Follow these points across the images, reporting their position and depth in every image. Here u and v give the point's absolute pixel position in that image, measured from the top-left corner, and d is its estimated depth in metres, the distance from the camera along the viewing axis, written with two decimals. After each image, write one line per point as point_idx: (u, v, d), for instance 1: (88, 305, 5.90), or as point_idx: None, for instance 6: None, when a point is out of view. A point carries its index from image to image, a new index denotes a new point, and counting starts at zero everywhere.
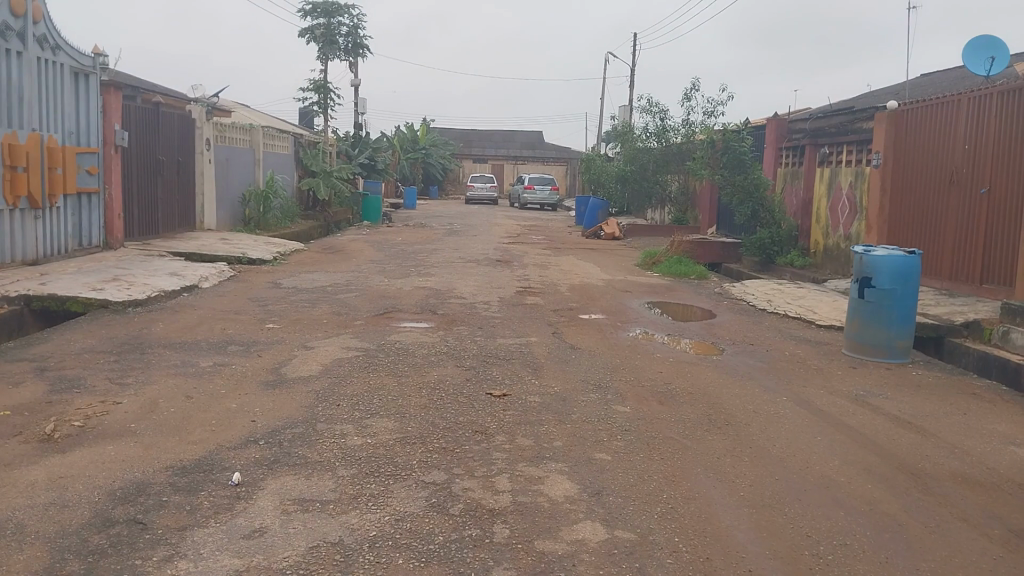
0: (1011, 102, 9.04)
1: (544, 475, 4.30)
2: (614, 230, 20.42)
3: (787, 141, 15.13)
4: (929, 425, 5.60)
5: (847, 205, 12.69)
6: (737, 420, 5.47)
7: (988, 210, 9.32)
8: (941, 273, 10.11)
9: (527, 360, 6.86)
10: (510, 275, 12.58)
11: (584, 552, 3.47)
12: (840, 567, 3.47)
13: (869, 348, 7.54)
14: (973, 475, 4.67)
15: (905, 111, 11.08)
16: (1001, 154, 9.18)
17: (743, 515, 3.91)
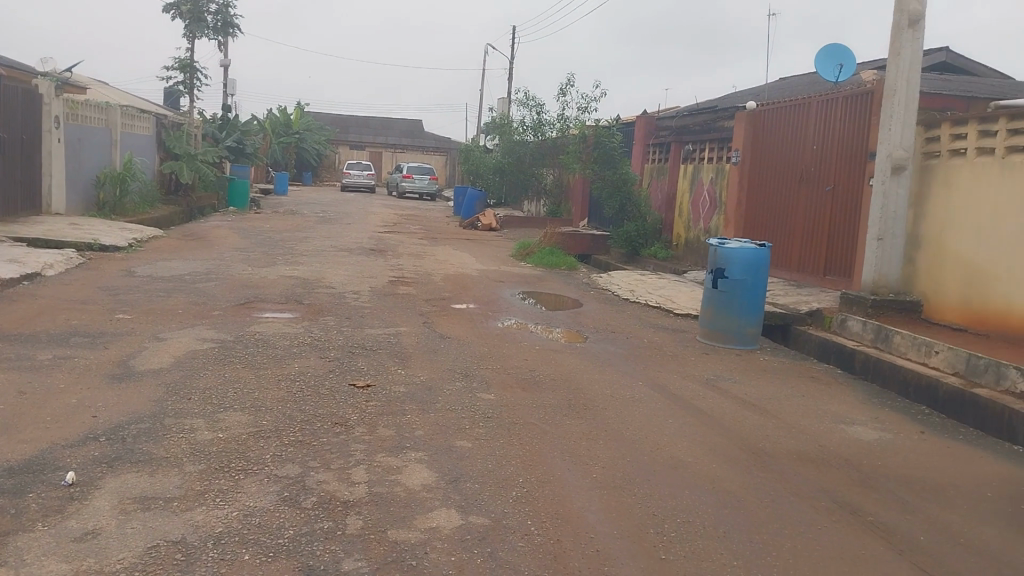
0: (853, 106, 9.74)
1: (402, 465, 4.28)
2: (490, 222, 20.47)
3: (654, 138, 15.70)
4: (771, 407, 5.98)
5: (707, 200, 13.32)
6: (595, 405, 5.64)
7: (832, 207, 10.01)
8: (791, 265, 10.80)
9: (393, 350, 6.80)
10: (383, 265, 12.42)
11: (437, 539, 3.48)
12: (681, 543, 3.65)
13: (721, 335, 7.97)
14: (806, 452, 5.02)
15: (762, 111, 11.72)
16: (844, 155, 9.87)
17: (595, 497, 4.04)
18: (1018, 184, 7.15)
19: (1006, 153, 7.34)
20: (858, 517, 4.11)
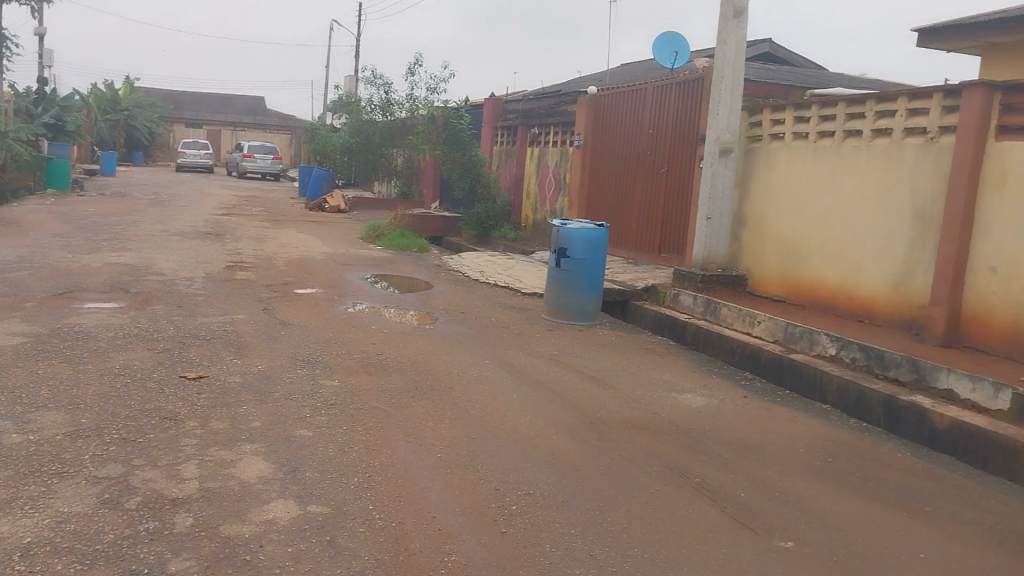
0: (685, 92, 10.23)
1: (237, 458, 4.10)
2: (337, 203, 20.01)
3: (502, 121, 15.84)
4: (610, 379, 6.23)
5: (552, 183, 13.62)
6: (441, 386, 5.65)
7: (666, 188, 10.51)
8: (630, 244, 11.26)
9: (230, 339, 6.50)
10: (221, 249, 11.82)
11: (273, 531, 3.37)
12: (521, 515, 3.73)
13: (564, 312, 8.21)
14: (640, 421, 5.28)
15: (603, 96, 12.10)
16: (677, 139, 10.36)
17: (438, 477, 4.06)
18: (827, 166, 7.80)
19: (817, 138, 7.98)
20: (685, 479, 4.37)
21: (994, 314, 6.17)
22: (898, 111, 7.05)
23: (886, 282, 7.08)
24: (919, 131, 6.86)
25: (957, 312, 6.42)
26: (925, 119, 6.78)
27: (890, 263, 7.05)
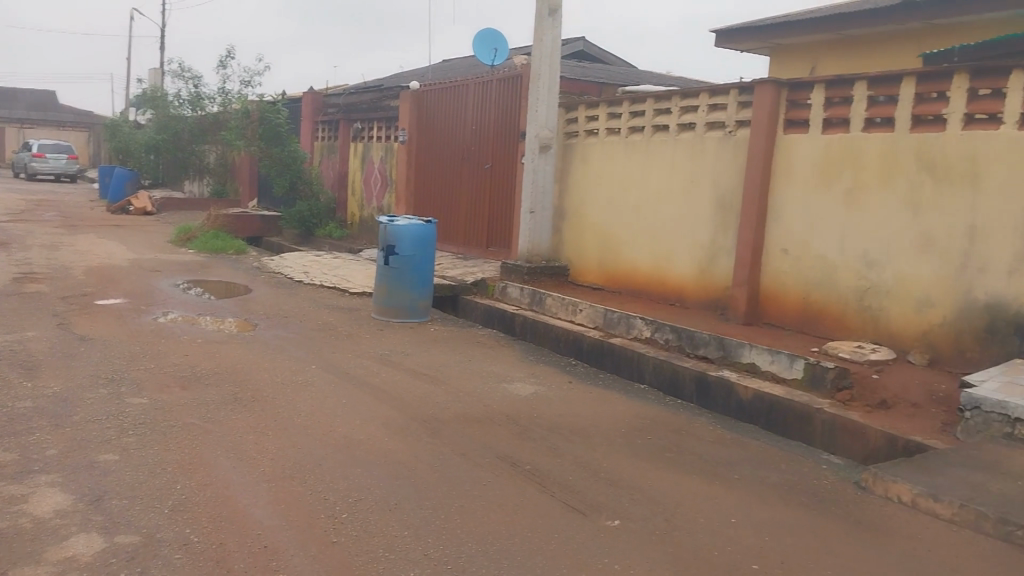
0: (505, 88, 10.40)
1: (28, 492, 3.69)
2: (145, 205, 18.63)
3: (321, 116, 15.37)
4: (441, 375, 6.22)
5: (377, 179, 13.43)
6: (263, 394, 5.40)
7: (491, 183, 10.67)
8: (458, 239, 11.34)
9: (18, 360, 5.85)
10: (7, 260, 10.64)
11: (74, 569, 3.07)
12: (353, 522, 3.64)
13: (393, 311, 8.09)
14: (472, 414, 5.31)
15: (425, 91, 12.06)
16: (499, 134, 10.52)
17: (262, 491, 3.87)
18: (639, 160, 8.21)
19: (629, 133, 8.38)
20: (517, 468, 4.45)
21: (787, 292, 6.77)
22: (699, 107, 7.55)
23: (694, 266, 7.57)
24: (718, 125, 7.38)
25: (755, 292, 6.98)
26: (723, 114, 7.30)
27: (697, 249, 7.54)
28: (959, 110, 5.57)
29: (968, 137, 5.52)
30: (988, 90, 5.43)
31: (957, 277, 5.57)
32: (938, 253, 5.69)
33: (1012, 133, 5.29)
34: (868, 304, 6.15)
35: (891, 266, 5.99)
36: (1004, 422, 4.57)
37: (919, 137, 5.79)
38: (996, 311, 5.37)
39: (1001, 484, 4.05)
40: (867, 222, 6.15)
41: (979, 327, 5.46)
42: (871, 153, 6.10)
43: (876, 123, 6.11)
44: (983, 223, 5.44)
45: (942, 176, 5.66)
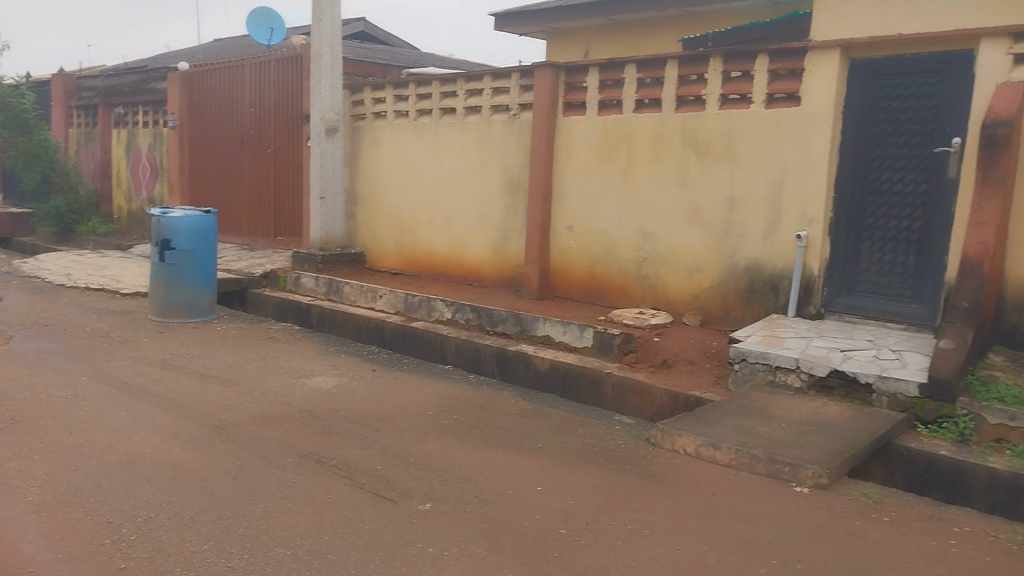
0: (284, 70, 9.92)
1: None
2: None
3: (74, 99, 13.81)
4: (233, 375, 5.88)
5: (146, 168, 12.34)
6: (25, 415, 4.80)
7: (275, 170, 10.18)
8: (243, 230, 10.74)
9: None
10: None
11: None
12: (143, 544, 3.34)
13: (173, 310, 7.50)
14: (270, 414, 5.07)
15: (196, 73, 11.22)
16: (280, 118, 10.04)
17: (31, 524, 3.45)
18: (428, 143, 8.20)
19: (416, 116, 8.34)
20: (322, 464, 4.31)
21: (575, 266, 7.10)
22: (484, 90, 7.66)
23: (488, 247, 7.71)
24: (502, 108, 7.54)
25: (546, 268, 7.24)
26: (506, 97, 7.46)
27: (490, 229, 7.68)
28: (716, 91, 6.09)
29: (723, 116, 6.04)
30: (738, 73, 5.98)
31: (721, 244, 6.12)
32: (704, 223, 6.21)
33: (758, 112, 5.85)
34: (647, 273, 6.60)
35: (665, 237, 6.45)
36: (766, 371, 5.12)
37: (683, 116, 6.27)
38: (754, 272, 5.96)
39: (767, 427, 4.53)
40: (643, 197, 6.57)
41: (741, 288, 6.04)
42: (643, 132, 6.52)
43: (646, 104, 6.54)
44: (739, 194, 5.98)
45: (704, 153, 6.17)
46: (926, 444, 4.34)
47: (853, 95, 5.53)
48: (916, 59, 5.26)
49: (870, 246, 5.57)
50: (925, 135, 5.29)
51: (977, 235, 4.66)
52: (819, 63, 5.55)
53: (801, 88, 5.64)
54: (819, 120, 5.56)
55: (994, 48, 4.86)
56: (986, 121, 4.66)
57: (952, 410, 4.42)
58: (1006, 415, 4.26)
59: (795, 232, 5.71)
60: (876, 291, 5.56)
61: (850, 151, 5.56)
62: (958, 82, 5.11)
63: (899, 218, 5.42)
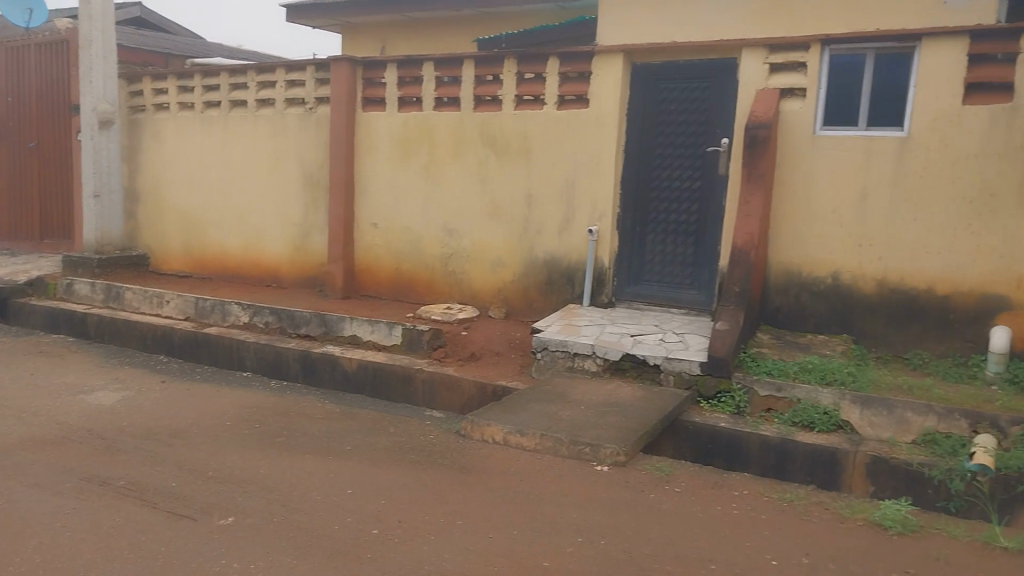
0: (46, 55, 8.93)
1: None
2: None
3: None
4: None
5: None
6: None
7: (38, 165, 9.15)
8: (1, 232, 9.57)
9: None
10: None
11: None
12: None
13: None
14: (43, 436, 4.57)
15: None
16: (43, 109, 9.04)
17: None
18: (217, 137, 7.75)
19: (203, 109, 7.85)
20: (107, 486, 3.95)
21: (379, 264, 7.03)
22: (277, 83, 7.36)
23: (287, 245, 7.43)
24: (298, 101, 7.30)
25: (349, 266, 7.11)
26: (302, 91, 7.22)
27: (288, 228, 7.41)
28: (511, 91, 6.27)
29: (519, 115, 6.24)
30: (531, 74, 6.19)
31: (521, 239, 6.33)
32: (504, 219, 6.39)
33: (551, 111, 6.10)
34: (452, 269, 6.69)
35: (468, 233, 6.57)
36: (567, 358, 5.38)
37: (481, 115, 6.40)
38: (552, 265, 6.22)
39: (568, 412, 4.74)
40: (445, 195, 6.64)
41: (541, 280, 6.29)
42: (443, 130, 6.59)
43: (444, 102, 6.61)
44: (536, 191, 6.22)
45: (502, 150, 6.34)
46: (708, 417, 4.76)
47: (635, 98, 5.90)
48: (689, 65, 5.69)
49: (654, 238, 5.98)
50: (698, 136, 5.76)
51: (744, 227, 5.15)
52: (605, 66, 5.88)
53: (589, 90, 5.95)
54: (606, 121, 5.89)
55: (753, 58, 5.38)
56: (749, 123, 5.09)
57: (728, 384, 4.89)
58: (773, 386, 4.78)
59: (588, 226, 6.02)
60: (661, 280, 5.99)
61: (634, 150, 5.93)
62: (725, 87, 5.60)
63: (679, 212, 5.86)
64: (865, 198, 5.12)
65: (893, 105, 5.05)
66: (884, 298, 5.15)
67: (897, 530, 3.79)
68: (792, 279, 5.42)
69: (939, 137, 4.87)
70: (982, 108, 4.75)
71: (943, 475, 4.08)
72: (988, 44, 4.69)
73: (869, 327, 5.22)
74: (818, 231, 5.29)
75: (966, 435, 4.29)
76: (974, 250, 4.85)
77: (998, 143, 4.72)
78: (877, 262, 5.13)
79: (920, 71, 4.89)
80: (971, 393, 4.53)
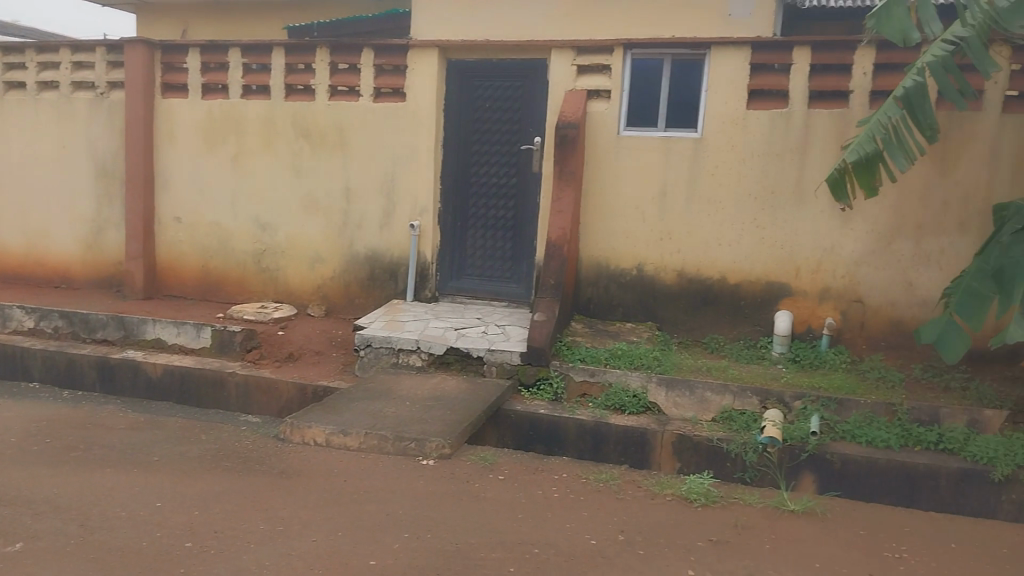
0: None
1: None
2: None
3: None
4: None
5: None
6: None
7: None
8: None
9: None
10: None
11: None
12: None
13: None
14: None
15: None
16: None
17: None
18: None
19: None
20: None
21: (185, 261, 6.61)
22: (61, 64, 6.68)
23: (77, 243, 6.79)
24: (87, 85, 6.65)
25: (151, 265, 6.62)
26: (90, 73, 6.60)
27: (77, 224, 6.76)
28: (324, 81, 6.09)
29: (334, 107, 6.09)
30: (345, 65, 6.06)
31: (340, 234, 6.19)
32: (321, 213, 6.22)
33: (367, 104, 6.01)
34: (266, 265, 6.42)
35: (283, 228, 6.33)
36: (390, 354, 5.34)
37: (294, 105, 6.18)
38: (373, 261, 6.15)
39: (393, 408, 4.71)
40: (256, 188, 6.35)
41: (361, 276, 6.20)
42: (252, 120, 6.29)
43: (253, 90, 6.31)
44: (354, 185, 6.10)
45: (317, 143, 6.16)
46: (529, 405, 4.92)
47: (451, 94, 5.94)
48: (502, 64, 5.81)
49: (473, 233, 6.06)
50: (513, 133, 5.91)
51: (558, 222, 5.35)
52: (420, 61, 5.86)
53: (405, 84, 5.91)
54: (423, 115, 5.89)
55: (562, 59, 5.58)
56: (559, 123, 5.30)
57: (547, 372, 5.07)
58: (588, 372, 5.02)
59: (408, 221, 6.00)
60: (481, 274, 6.10)
61: (451, 145, 5.98)
62: (537, 86, 5.78)
63: (496, 208, 5.98)
64: (666, 195, 5.49)
65: (689, 109, 5.45)
66: (685, 287, 5.56)
67: (701, 501, 4.12)
68: (604, 271, 5.71)
69: (728, 139, 5.32)
70: (763, 114, 5.23)
71: (738, 448, 4.47)
72: (767, 55, 5.17)
73: (672, 315, 5.61)
74: (625, 225, 5.61)
75: (757, 410, 4.74)
76: (759, 242, 5.35)
77: (778, 146, 5.23)
78: (678, 254, 5.53)
79: (711, 77, 5.30)
80: (759, 372, 5.01)
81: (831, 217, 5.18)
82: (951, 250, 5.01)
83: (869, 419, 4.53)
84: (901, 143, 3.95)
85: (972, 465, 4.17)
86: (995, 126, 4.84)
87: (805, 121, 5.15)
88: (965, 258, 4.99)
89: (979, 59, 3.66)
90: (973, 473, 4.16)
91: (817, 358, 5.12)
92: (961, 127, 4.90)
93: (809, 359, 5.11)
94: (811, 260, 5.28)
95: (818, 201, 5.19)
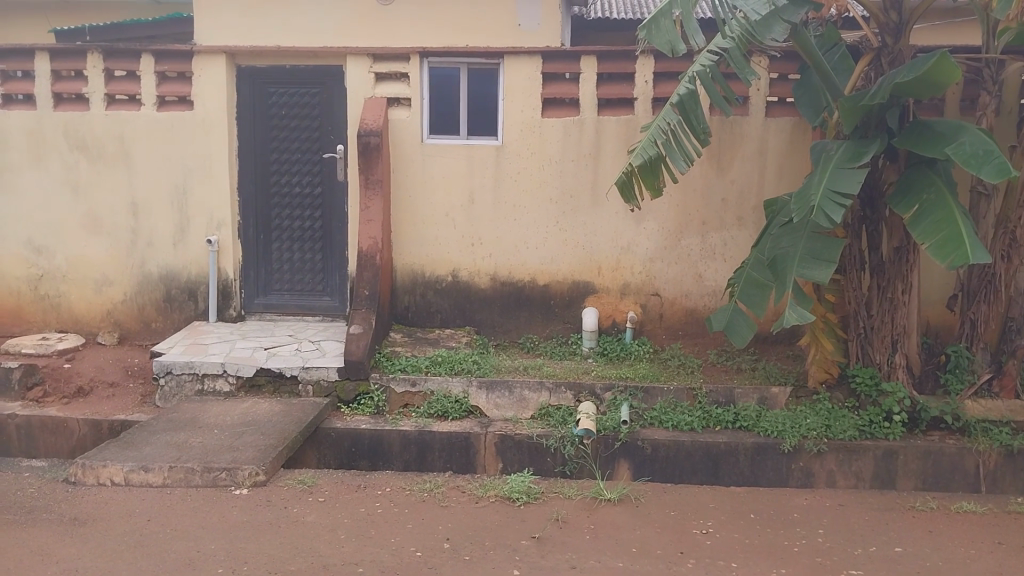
0: None
1: None
2: None
3: None
4: None
5: None
6: None
7: None
8: None
9: None
10: None
11: None
12: None
13: None
14: None
15: None
16: None
17: None
18: None
19: None
20: None
21: None
22: None
23: None
24: None
25: None
26: None
27: None
28: (99, 89, 5.60)
29: (112, 117, 5.62)
30: (122, 72, 5.61)
31: (129, 254, 5.75)
32: (105, 232, 5.74)
33: (150, 114, 5.59)
34: (45, 292, 5.84)
35: (61, 250, 5.79)
36: (195, 380, 5.01)
37: (64, 115, 5.64)
38: (170, 280, 5.76)
39: (199, 437, 4.42)
40: (28, 207, 5.76)
41: (157, 298, 5.78)
42: (17, 133, 5.69)
43: (19, 100, 5.72)
44: (142, 200, 5.68)
45: (95, 156, 5.66)
46: (349, 421, 4.80)
47: (244, 102, 5.66)
48: (297, 70, 5.60)
49: (280, 246, 5.80)
50: (314, 141, 5.70)
51: (367, 232, 5.24)
52: (206, 68, 5.54)
53: (191, 91, 5.56)
54: (215, 125, 5.57)
55: (359, 65, 5.48)
56: (360, 131, 5.19)
57: (367, 387, 4.97)
58: (408, 382, 4.96)
59: (206, 236, 5.67)
60: (290, 289, 5.85)
61: (248, 155, 5.70)
62: (334, 94, 5.61)
63: (301, 218, 5.76)
64: (473, 201, 5.55)
65: (487, 116, 5.54)
66: (498, 290, 5.64)
67: (523, 500, 4.19)
68: (418, 279, 5.67)
69: (527, 144, 5.45)
70: (558, 121, 5.42)
71: (557, 442, 4.60)
72: (558, 65, 5.36)
73: (488, 318, 5.68)
74: (436, 232, 5.60)
75: (572, 404, 4.89)
76: (564, 242, 5.54)
77: (574, 149, 5.43)
78: (488, 259, 5.60)
79: (506, 84, 5.41)
80: (572, 367, 5.18)
81: (628, 217, 5.46)
82: (732, 243, 5.44)
83: (673, 404, 4.81)
84: (681, 146, 4.21)
85: (764, 439, 4.54)
86: (761, 128, 5.30)
87: (597, 126, 5.39)
88: (745, 250, 5.44)
89: (740, 68, 3.98)
90: (765, 447, 4.52)
91: (624, 350, 5.38)
92: (734, 130, 5.32)
93: (616, 352, 5.36)
94: (611, 258, 5.53)
95: (614, 201, 5.45)
